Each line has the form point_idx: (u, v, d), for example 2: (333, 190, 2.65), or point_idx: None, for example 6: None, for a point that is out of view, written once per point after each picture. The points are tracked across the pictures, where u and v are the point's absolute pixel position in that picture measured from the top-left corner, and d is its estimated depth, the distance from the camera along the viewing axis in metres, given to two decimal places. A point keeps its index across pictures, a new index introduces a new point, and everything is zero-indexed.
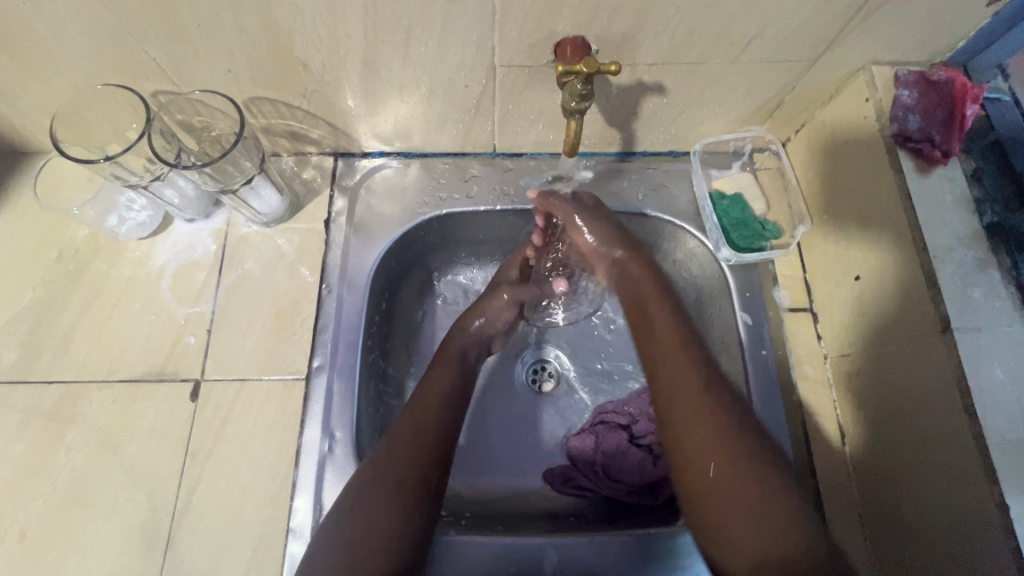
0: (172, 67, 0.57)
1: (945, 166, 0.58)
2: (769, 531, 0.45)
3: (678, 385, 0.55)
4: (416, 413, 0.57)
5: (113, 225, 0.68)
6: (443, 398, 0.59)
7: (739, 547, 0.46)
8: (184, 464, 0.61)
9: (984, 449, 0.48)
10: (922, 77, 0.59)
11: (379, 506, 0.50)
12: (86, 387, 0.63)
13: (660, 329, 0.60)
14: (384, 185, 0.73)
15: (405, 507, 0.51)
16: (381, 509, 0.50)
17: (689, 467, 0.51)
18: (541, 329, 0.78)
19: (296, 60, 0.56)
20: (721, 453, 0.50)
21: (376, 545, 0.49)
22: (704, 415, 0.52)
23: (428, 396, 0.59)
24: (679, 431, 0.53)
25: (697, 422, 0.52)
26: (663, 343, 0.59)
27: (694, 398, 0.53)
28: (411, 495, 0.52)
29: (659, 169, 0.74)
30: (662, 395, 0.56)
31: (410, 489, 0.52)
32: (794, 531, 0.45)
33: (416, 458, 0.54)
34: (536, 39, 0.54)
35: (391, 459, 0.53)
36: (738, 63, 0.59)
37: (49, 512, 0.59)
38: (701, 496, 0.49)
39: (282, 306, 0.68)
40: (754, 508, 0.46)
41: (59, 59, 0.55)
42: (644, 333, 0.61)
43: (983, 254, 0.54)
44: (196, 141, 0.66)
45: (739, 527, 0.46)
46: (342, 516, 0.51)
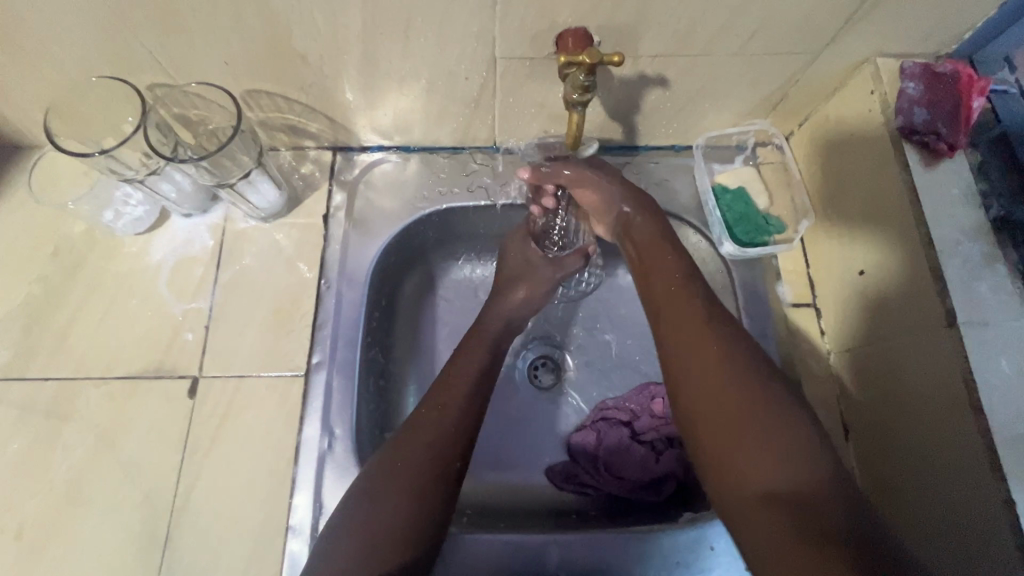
0: (168, 59, 0.56)
1: (952, 159, 0.57)
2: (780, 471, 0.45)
3: (682, 335, 0.53)
4: (435, 411, 0.54)
5: (110, 220, 0.67)
6: (463, 394, 0.56)
7: (752, 482, 0.45)
8: (183, 462, 0.60)
9: (991, 446, 0.47)
10: (928, 69, 0.59)
11: (388, 508, 0.49)
12: (83, 384, 0.63)
13: (655, 278, 0.58)
14: (384, 179, 0.72)
15: (422, 509, 0.49)
16: (391, 512, 0.48)
17: (697, 410, 0.50)
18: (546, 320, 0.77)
19: (293, 52, 0.55)
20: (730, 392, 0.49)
21: (384, 549, 0.47)
22: (714, 364, 0.50)
23: (446, 392, 0.56)
24: (690, 377, 0.51)
25: (705, 369, 0.50)
26: (671, 293, 0.56)
27: (700, 347, 0.52)
28: (421, 496, 0.50)
29: (661, 163, 0.74)
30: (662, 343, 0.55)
31: (428, 482, 0.50)
32: (802, 470, 0.44)
33: (428, 457, 0.51)
34: (537, 30, 0.53)
35: (402, 458, 0.51)
36: (743, 54, 0.58)
37: (46, 510, 0.58)
38: (707, 433, 0.49)
39: (280, 302, 0.67)
40: (765, 447, 0.46)
41: (52, 50, 0.54)
42: (648, 286, 0.58)
43: (989, 248, 0.54)
44: (193, 135, 0.65)
45: (750, 460, 0.46)
46: (345, 516, 0.49)
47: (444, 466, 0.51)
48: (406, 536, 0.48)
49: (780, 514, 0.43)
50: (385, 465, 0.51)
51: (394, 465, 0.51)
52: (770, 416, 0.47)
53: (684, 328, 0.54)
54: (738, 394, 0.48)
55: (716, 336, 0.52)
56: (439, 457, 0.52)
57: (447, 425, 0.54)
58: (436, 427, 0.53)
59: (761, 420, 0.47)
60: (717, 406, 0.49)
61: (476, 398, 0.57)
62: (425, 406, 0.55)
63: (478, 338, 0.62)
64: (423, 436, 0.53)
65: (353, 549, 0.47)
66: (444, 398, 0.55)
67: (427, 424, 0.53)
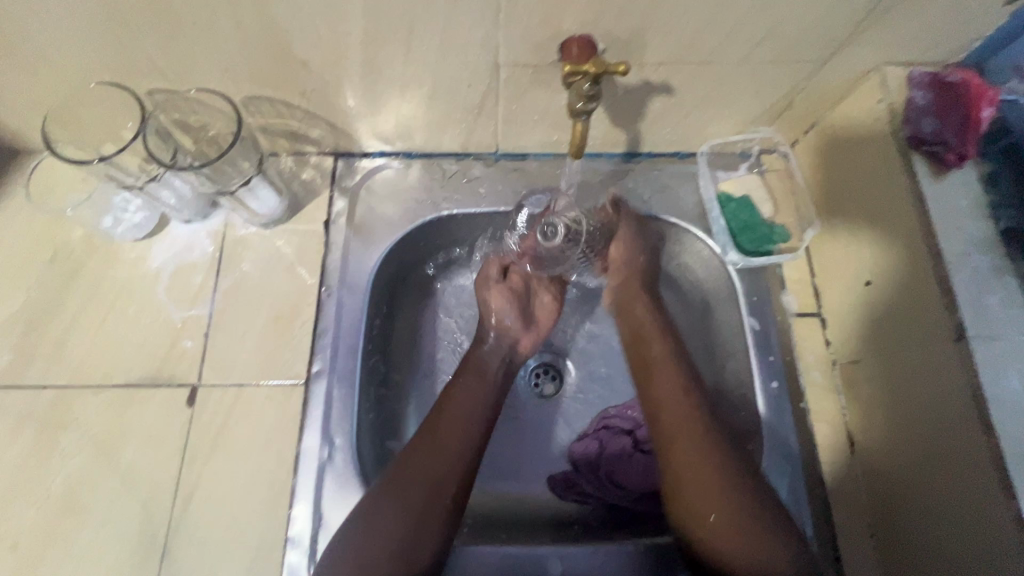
0: (168, 65, 0.55)
1: (959, 169, 0.56)
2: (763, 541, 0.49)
3: (681, 426, 0.56)
4: (433, 437, 0.56)
5: (109, 226, 0.67)
6: (461, 421, 0.58)
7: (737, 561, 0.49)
8: (181, 471, 0.60)
9: (1000, 461, 0.47)
10: (936, 77, 0.58)
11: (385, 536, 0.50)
12: (81, 391, 0.62)
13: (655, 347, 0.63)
14: (385, 185, 0.71)
15: (414, 535, 0.51)
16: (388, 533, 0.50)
17: (689, 505, 0.52)
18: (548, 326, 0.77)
19: (295, 58, 0.54)
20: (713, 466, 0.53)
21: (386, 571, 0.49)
22: (710, 468, 0.53)
23: (440, 418, 0.58)
24: (685, 476, 0.53)
25: (702, 466, 0.53)
26: (669, 390, 0.58)
27: (695, 445, 0.54)
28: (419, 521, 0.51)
29: (665, 170, 0.73)
30: (660, 432, 0.57)
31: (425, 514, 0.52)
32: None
33: (427, 486, 0.53)
34: (541, 37, 0.52)
35: (404, 487, 0.53)
36: (748, 63, 0.57)
37: (43, 519, 0.58)
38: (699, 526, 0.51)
39: (280, 309, 0.67)
40: (754, 553, 0.49)
41: (53, 57, 0.53)
42: (649, 377, 0.61)
43: (998, 260, 0.53)
44: (193, 141, 0.64)
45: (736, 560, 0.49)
46: (339, 543, 0.51)
47: (440, 494, 0.53)
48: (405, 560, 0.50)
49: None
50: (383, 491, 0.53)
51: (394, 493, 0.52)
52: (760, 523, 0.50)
53: (681, 422, 0.56)
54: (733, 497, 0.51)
55: (711, 440, 0.55)
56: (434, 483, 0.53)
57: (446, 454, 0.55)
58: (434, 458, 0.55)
59: (753, 528, 0.50)
60: (713, 504, 0.51)
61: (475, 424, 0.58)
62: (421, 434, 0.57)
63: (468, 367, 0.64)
64: (417, 464, 0.54)
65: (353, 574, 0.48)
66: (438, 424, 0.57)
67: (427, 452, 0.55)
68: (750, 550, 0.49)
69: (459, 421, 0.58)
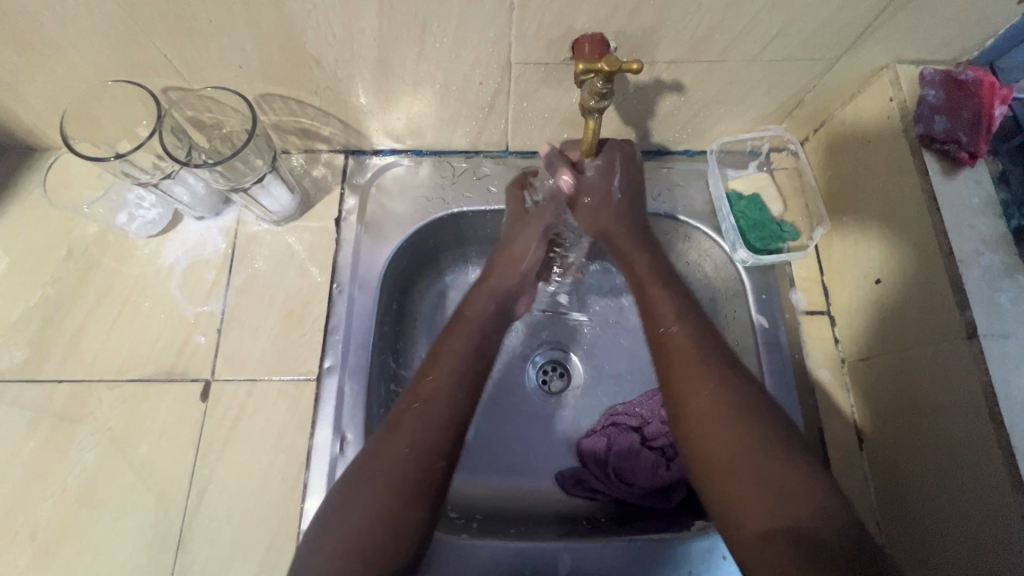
0: (183, 64, 0.56)
1: (971, 168, 0.56)
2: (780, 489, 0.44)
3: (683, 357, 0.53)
4: (420, 408, 0.52)
5: (123, 222, 0.67)
6: (448, 390, 0.54)
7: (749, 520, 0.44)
8: (196, 465, 0.60)
9: (1010, 458, 0.47)
10: (948, 76, 0.58)
11: (369, 517, 0.46)
12: (96, 386, 0.63)
13: (650, 284, 0.59)
14: (396, 183, 0.72)
15: (399, 514, 0.47)
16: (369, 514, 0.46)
17: (697, 436, 0.49)
18: (555, 321, 0.77)
19: (309, 56, 0.55)
20: (715, 409, 0.49)
21: (371, 555, 0.45)
22: (713, 396, 0.50)
23: (425, 386, 0.54)
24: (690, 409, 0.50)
25: (708, 395, 0.50)
26: (671, 330, 0.55)
27: (698, 387, 0.51)
28: (403, 501, 0.47)
29: (673, 168, 0.73)
30: (662, 370, 0.54)
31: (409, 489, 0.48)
32: (802, 506, 0.43)
33: (410, 461, 0.49)
34: (553, 35, 0.53)
35: (386, 463, 0.49)
36: (760, 61, 0.57)
37: (59, 512, 0.59)
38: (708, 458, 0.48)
39: (292, 306, 0.67)
40: (767, 480, 0.45)
41: (70, 55, 0.54)
42: (649, 318, 0.57)
43: (1010, 259, 0.53)
44: (207, 138, 0.65)
45: (750, 491, 0.45)
46: (321, 527, 0.47)
47: (428, 469, 0.49)
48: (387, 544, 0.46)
49: (784, 550, 0.42)
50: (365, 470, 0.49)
51: (376, 471, 0.48)
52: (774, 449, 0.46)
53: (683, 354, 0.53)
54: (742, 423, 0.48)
55: (715, 378, 0.51)
56: (423, 458, 0.49)
57: (433, 424, 0.51)
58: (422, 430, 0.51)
59: (766, 469, 0.45)
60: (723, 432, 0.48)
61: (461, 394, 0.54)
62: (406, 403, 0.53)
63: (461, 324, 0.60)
64: (404, 439, 0.50)
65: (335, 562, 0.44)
66: (425, 393, 0.53)
67: (412, 424, 0.51)
68: (762, 503, 0.44)
69: (446, 388, 0.54)
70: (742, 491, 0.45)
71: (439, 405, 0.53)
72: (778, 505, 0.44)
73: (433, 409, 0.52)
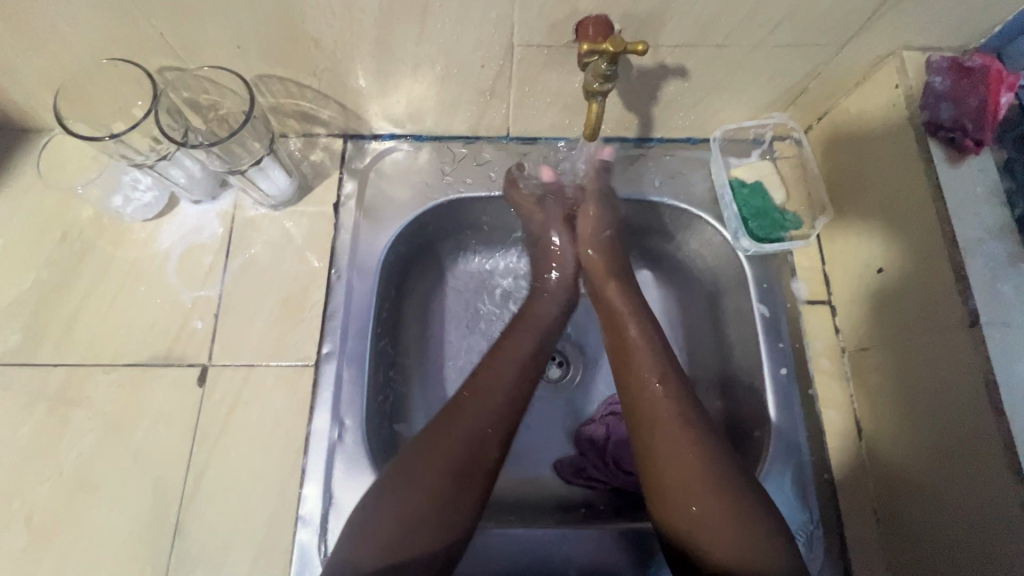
0: (179, 42, 0.54)
1: (976, 156, 0.56)
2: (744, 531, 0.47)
3: (658, 416, 0.53)
4: (478, 399, 0.54)
5: (119, 205, 0.67)
6: (505, 382, 0.56)
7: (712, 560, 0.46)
8: (193, 449, 0.60)
9: (1011, 447, 0.47)
10: (956, 62, 0.57)
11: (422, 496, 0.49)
12: (92, 370, 0.62)
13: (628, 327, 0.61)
14: (395, 168, 0.71)
15: (451, 499, 0.49)
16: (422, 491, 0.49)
17: (667, 493, 0.50)
18: None
19: (308, 36, 0.54)
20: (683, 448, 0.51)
21: (424, 533, 0.47)
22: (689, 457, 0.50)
23: (484, 378, 0.56)
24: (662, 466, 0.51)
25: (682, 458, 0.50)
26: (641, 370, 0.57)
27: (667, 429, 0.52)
28: (455, 485, 0.50)
29: (676, 156, 0.73)
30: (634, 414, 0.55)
31: (462, 477, 0.50)
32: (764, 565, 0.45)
33: (467, 447, 0.51)
34: (557, 17, 0.52)
35: (438, 444, 0.51)
36: (766, 46, 0.56)
37: (54, 496, 0.58)
38: (680, 512, 0.49)
39: (290, 291, 0.67)
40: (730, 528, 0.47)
41: (62, 32, 0.53)
42: (619, 357, 0.59)
43: (1014, 248, 0.53)
44: (204, 120, 0.64)
45: (715, 542, 0.47)
46: (372, 504, 0.49)
47: (478, 458, 0.51)
48: (435, 525, 0.48)
49: None
50: (416, 453, 0.51)
51: (428, 456, 0.50)
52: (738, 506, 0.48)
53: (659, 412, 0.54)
54: (711, 482, 0.49)
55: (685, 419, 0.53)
56: (477, 447, 0.52)
57: (491, 413, 0.54)
58: (478, 416, 0.53)
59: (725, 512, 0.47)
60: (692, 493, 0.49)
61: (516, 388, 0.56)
62: (463, 394, 0.55)
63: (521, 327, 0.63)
64: (463, 426, 0.52)
65: (386, 538, 0.47)
66: (483, 385, 0.56)
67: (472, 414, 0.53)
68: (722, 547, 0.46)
69: (502, 383, 0.56)
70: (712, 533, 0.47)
71: (496, 395, 0.55)
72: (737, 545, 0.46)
73: (493, 397, 0.55)
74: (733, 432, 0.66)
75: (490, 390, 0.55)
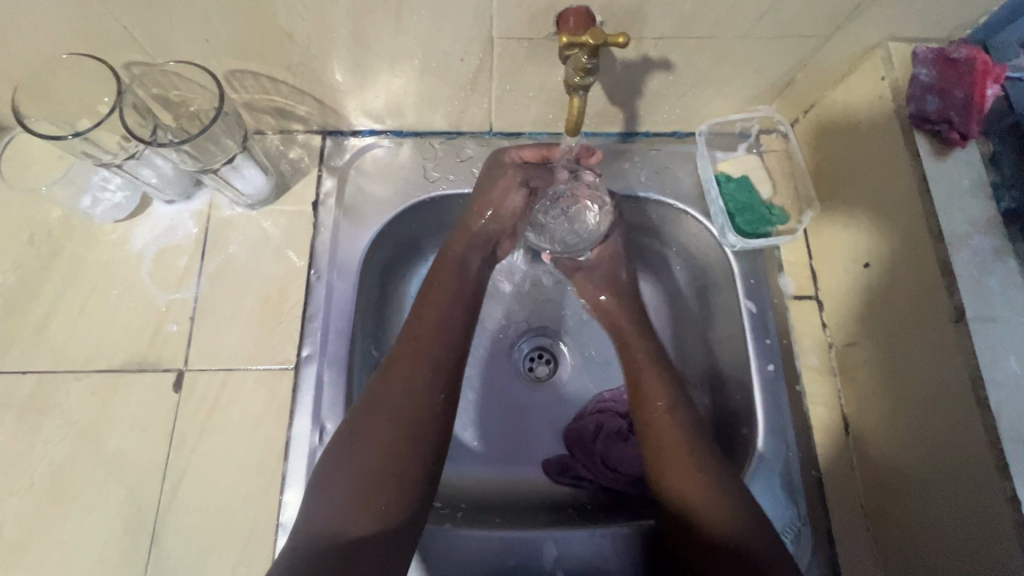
0: (145, 36, 0.52)
1: (962, 149, 0.55)
2: (740, 512, 0.49)
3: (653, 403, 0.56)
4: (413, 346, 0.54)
5: (87, 206, 0.64)
6: (444, 332, 0.56)
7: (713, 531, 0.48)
8: (169, 456, 0.59)
9: (997, 443, 0.47)
10: (941, 54, 0.56)
11: (381, 458, 0.47)
12: (63, 377, 0.60)
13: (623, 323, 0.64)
14: (376, 164, 0.69)
15: (403, 453, 0.48)
16: (377, 451, 0.48)
17: (671, 476, 0.52)
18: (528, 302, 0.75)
19: (279, 29, 0.52)
20: (681, 435, 0.53)
21: (383, 493, 0.47)
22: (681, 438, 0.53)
23: (425, 331, 0.55)
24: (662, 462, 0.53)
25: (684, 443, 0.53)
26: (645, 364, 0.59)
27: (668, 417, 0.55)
28: (407, 436, 0.49)
29: (662, 151, 0.71)
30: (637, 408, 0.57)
31: (411, 427, 0.49)
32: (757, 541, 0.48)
33: (416, 395, 0.51)
34: (537, 8, 0.50)
35: (391, 401, 0.50)
36: (751, 37, 0.55)
37: (26, 508, 0.56)
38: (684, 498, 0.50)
39: (269, 293, 0.65)
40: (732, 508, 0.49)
41: (20, 27, 0.50)
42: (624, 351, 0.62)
43: (1000, 242, 0.52)
44: (174, 117, 0.61)
45: (716, 517, 0.49)
46: (327, 471, 0.48)
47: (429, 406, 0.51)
48: (396, 482, 0.47)
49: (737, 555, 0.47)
50: (374, 417, 0.50)
51: (384, 416, 0.49)
52: (718, 482, 0.51)
53: (650, 408, 0.56)
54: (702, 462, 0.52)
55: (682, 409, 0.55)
56: (422, 392, 0.51)
57: (428, 360, 0.54)
58: (428, 369, 0.53)
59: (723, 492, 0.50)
60: (686, 471, 0.51)
61: (456, 335, 0.56)
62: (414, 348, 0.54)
63: (449, 269, 0.61)
64: (404, 375, 0.52)
65: (344, 501, 0.46)
66: (422, 336, 0.55)
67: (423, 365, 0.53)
68: (724, 522, 0.48)
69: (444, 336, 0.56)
70: (712, 511, 0.49)
71: (434, 343, 0.55)
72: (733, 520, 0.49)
73: (428, 341, 0.55)
74: (721, 431, 0.66)
75: (424, 339, 0.55)
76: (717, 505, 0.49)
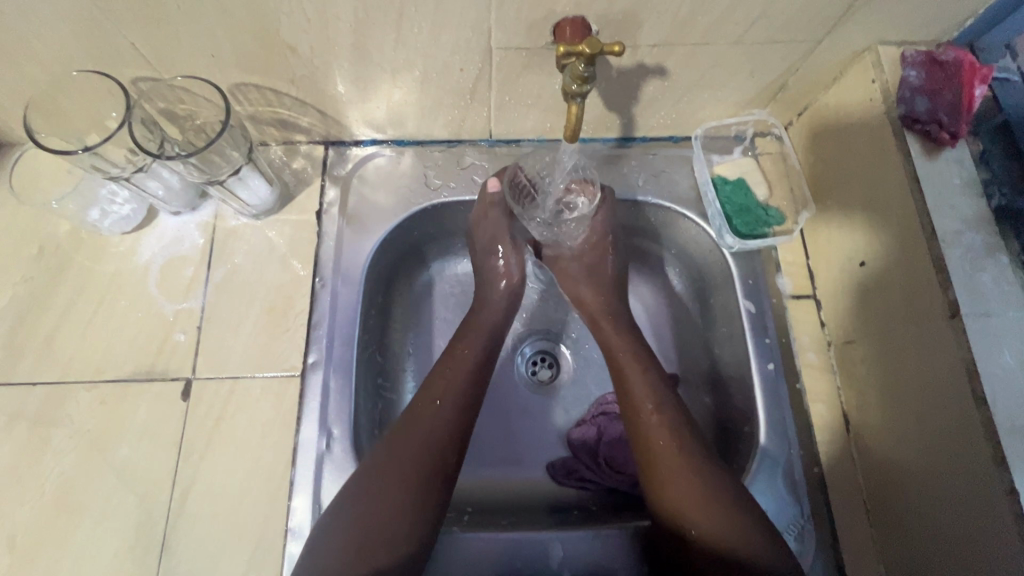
0: (151, 52, 0.54)
1: (952, 149, 0.56)
2: (735, 515, 0.49)
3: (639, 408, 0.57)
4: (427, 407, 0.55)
5: (95, 219, 0.66)
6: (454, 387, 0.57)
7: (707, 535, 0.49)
8: (178, 464, 0.59)
9: (994, 435, 0.47)
10: (930, 56, 0.57)
11: (384, 512, 0.49)
12: (73, 388, 0.61)
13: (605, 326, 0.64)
14: (378, 173, 0.70)
15: (407, 507, 0.50)
16: (380, 503, 0.50)
17: (661, 480, 0.52)
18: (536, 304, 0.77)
19: (283, 43, 0.53)
20: (669, 437, 0.54)
21: (381, 547, 0.48)
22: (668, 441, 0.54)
23: (438, 387, 0.57)
24: (657, 467, 0.53)
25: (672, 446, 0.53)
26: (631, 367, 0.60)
27: (654, 420, 0.55)
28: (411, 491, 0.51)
29: (658, 155, 0.73)
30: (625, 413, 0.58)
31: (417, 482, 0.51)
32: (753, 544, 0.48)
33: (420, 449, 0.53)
34: (534, 18, 0.51)
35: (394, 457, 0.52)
36: (742, 43, 0.57)
37: (37, 517, 0.57)
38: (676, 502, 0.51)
39: (274, 301, 0.66)
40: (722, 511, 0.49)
41: (30, 45, 0.52)
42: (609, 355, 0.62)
43: (991, 238, 0.53)
44: (180, 131, 0.63)
45: (710, 520, 0.49)
46: (331, 518, 0.50)
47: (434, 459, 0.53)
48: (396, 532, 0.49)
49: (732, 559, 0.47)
50: (370, 470, 0.52)
51: (387, 468, 0.51)
52: (708, 482, 0.51)
53: (638, 409, 0.57)
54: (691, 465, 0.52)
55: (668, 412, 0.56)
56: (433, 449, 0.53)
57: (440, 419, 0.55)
58: (433, 430, 0.54)
59: (712, 495, 0.50)
60: (676, 475, 0.52)
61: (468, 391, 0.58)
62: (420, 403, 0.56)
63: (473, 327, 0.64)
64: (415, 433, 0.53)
65: (346, 551, 0.47)
66: (438, 393, 0.57)
67: (426, 425, 0.54)
68: (718, 526, 0.49)
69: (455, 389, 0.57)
70: (704, 514, 0.49)
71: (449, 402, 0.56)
72: (726, 523, 0.49)
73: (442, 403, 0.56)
74: (724, 430, 0.66)
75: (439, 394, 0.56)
76: (707, 508, 0.50)
